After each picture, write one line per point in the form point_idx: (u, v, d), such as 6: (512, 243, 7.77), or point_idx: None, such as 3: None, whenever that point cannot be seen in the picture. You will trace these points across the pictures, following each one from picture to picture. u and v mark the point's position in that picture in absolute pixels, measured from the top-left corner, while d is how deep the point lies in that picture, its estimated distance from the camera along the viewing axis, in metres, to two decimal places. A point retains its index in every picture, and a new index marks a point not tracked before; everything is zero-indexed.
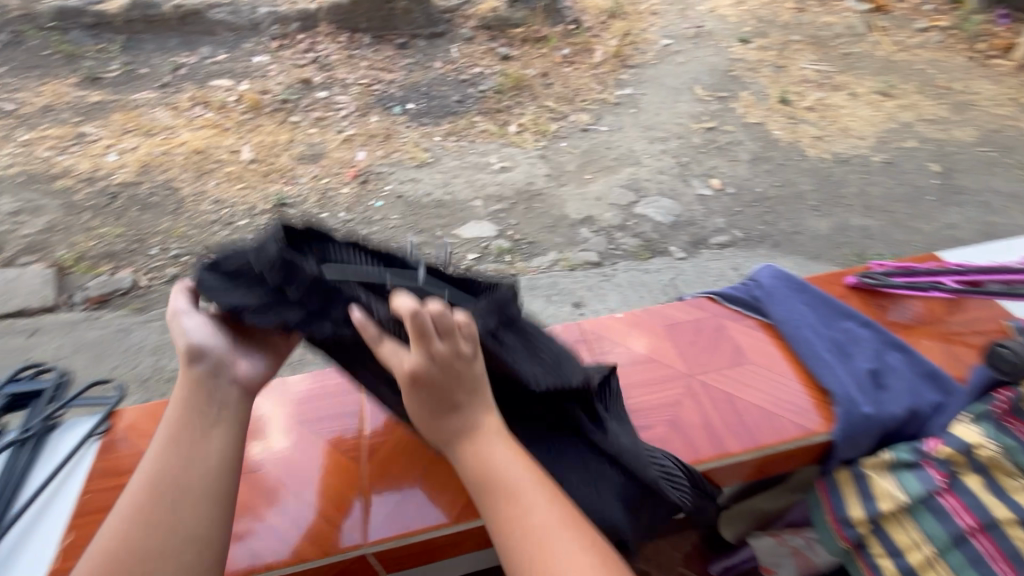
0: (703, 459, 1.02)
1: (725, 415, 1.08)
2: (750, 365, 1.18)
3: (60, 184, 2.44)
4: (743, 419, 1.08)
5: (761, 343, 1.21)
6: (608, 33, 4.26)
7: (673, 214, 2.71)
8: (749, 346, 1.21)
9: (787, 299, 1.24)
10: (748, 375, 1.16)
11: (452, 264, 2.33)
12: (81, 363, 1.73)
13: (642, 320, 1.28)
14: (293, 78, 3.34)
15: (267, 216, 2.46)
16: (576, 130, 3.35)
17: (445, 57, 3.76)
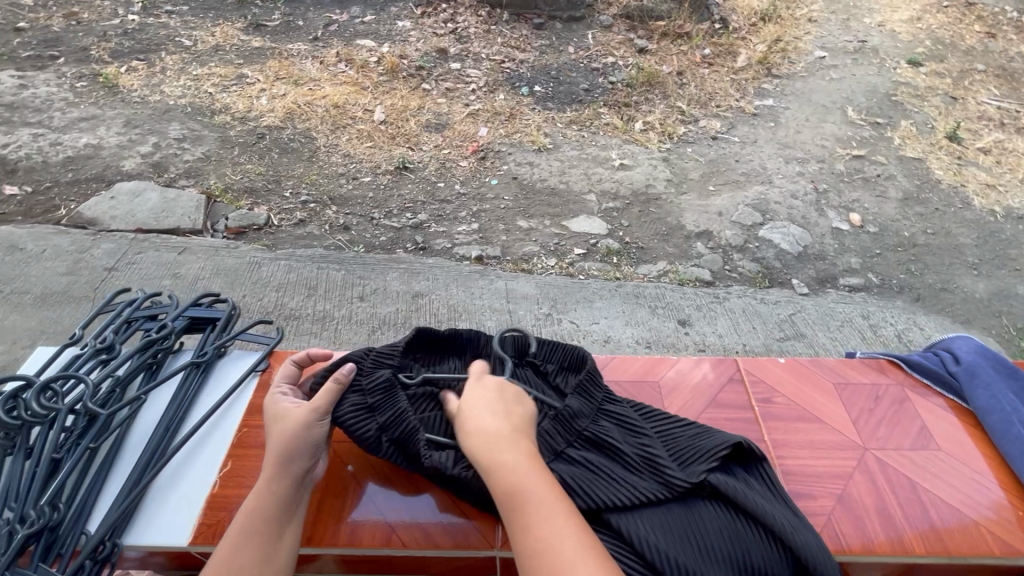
0: (880, 550, 1.02)
1: (907, 503, 1.08)
2: (942, 449, 1.17)
3: (219, 119, 2.66)
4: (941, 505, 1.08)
5: (953, 430, 1.21)
6: (758, 36, 3.90)
7: (802, 244, 2.48)
8: (943, 428, 1.21)
9: (994, 387, 1.22)
10: (929, 462, 1.15)
11: (556, 255, 2.27)
12: (217, 285, 1.90)
13: (812, 376, 1.27)
14: (430, 46, 3.39)
15: (388, 177, 2.55)
16: (704, 136, 3.12)
17: (580, 43, 3.64)
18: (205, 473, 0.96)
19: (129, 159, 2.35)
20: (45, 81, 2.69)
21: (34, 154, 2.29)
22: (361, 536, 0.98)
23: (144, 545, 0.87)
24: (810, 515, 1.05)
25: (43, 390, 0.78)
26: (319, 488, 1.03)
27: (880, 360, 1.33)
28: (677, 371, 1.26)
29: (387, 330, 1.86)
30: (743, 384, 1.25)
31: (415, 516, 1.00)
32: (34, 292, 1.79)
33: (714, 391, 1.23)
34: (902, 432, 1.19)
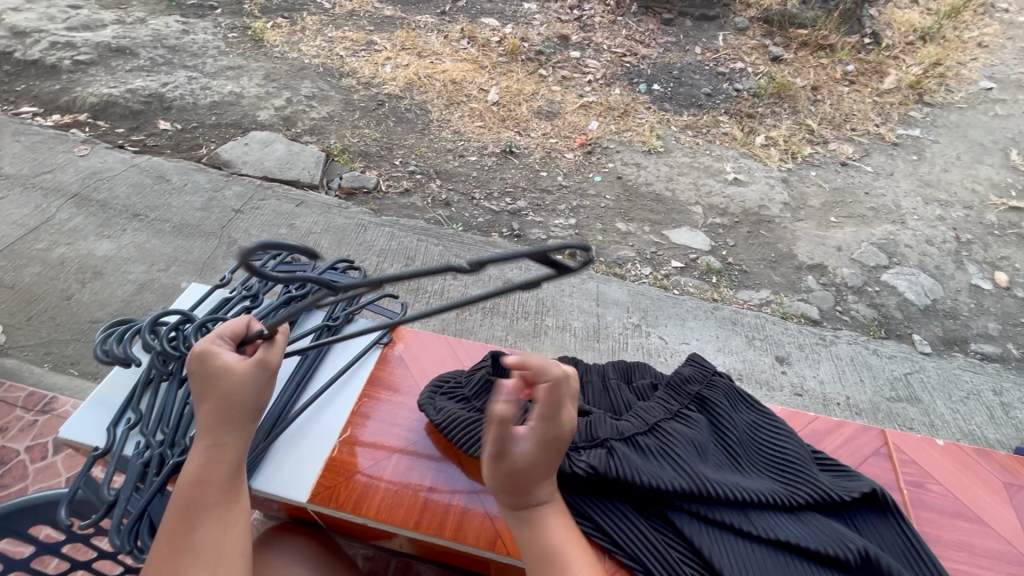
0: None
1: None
2: None
3: (346, 81, 2.78)
4: None
5: None
6: (914, 56, 3.48)
7: (930, 297, 2.22)
8: None
9: None
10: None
11: (652, 265, 2.19)
12: (327, 242, 2.00)
13: (977, 469, 1.09)
14: (553, 32, 3.34)
15: (493, 159, 2.56)
16: (833, 160, 2.86)
17: (709, 44, 3.43)
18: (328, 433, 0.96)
19: (264, 110, 2.52)
20: (203, 29, 2.93)
21: (186, 95, 2.51)
22: (465, 533, 0.87)
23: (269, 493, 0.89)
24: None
25: (201, 328, 0.83)
26: (426, 470, 0.94)
27: None
28: (812, 431, 1.10)
29: (475, 312, 1.88)
30: (890, 457, 1.07)
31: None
32: (173, 222, 1.98)
33: (857, 461, 1.06)
34: None
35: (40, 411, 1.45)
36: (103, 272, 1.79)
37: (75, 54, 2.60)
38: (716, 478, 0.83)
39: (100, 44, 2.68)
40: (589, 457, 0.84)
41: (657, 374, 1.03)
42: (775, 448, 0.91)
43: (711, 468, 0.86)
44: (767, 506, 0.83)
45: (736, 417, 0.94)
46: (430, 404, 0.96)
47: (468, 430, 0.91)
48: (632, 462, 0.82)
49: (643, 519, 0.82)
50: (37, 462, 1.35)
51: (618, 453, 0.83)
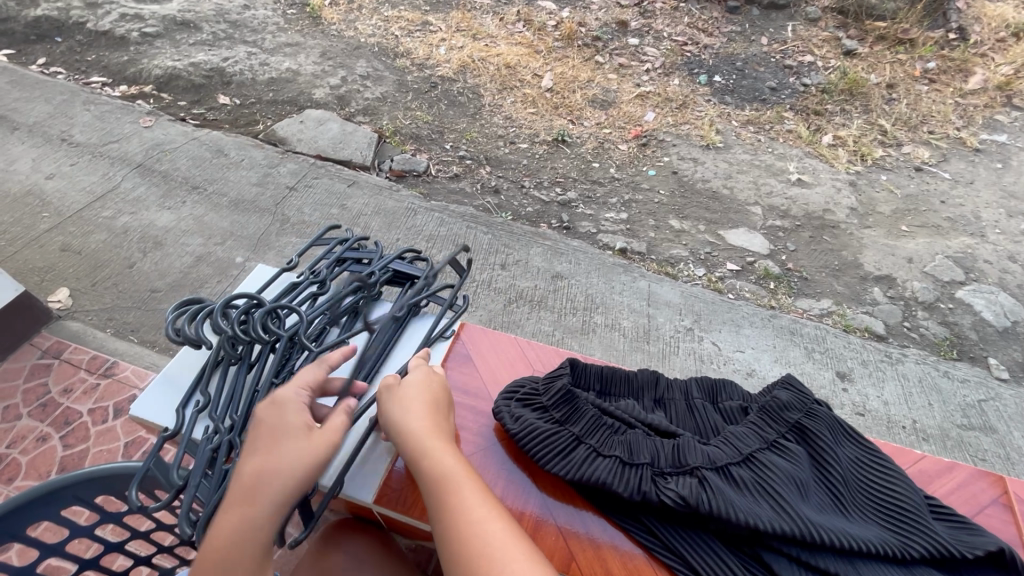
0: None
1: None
2: None
3: (400, 62, 2.76)
4: None
5: None
6: (1004, 55, 3.20)
7: (1010, 318, 2.06)
8: None
9: None
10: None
11: (706, 266, 2.10)
12: (376, 224, 2.00)
13: None
14: (612, 17, 3.22)
15: (545, 147, 2.50)
16: (907, 164, 2.67)
17: (777, 34, 3.24)
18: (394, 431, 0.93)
19: (319, 88, 2.52)
20: (263, 5, 2.96)
21: (246, 70, 2.54)
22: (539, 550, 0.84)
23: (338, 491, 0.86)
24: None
25: (270, 313, 0.80)
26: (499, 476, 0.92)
27: None
28: (920, 472, 1.02)
29: (522, 304, 1.84)
30: (1010, 509, 0.98)
31: (599, 548, 0.84)
32: (230, 197, 2.01)
33: (969, 509, 0.98)
34: None
35: (102, 374, 1.50)
36: (162, 242, 1.84)
37: (143, 26, 2.66)
38: (820, 521, 0.78)
39: (166, 17, 2.73)
40: (678, 486, 0.80)
41: (748, 396, 0.97)
42: (885, 490, 0.85)
43: (813, 509, 0.81)
44: (874, 555, 0.78)
45: (838, 452, 0.88)
46: (507, 412, 0.92)
47: (548, 446, 0.87)
48: (725, 493, 0.79)
49: (735, 558, 0.79)
50: (98, 425, 1.40)
51: (710, 484, 0.79)
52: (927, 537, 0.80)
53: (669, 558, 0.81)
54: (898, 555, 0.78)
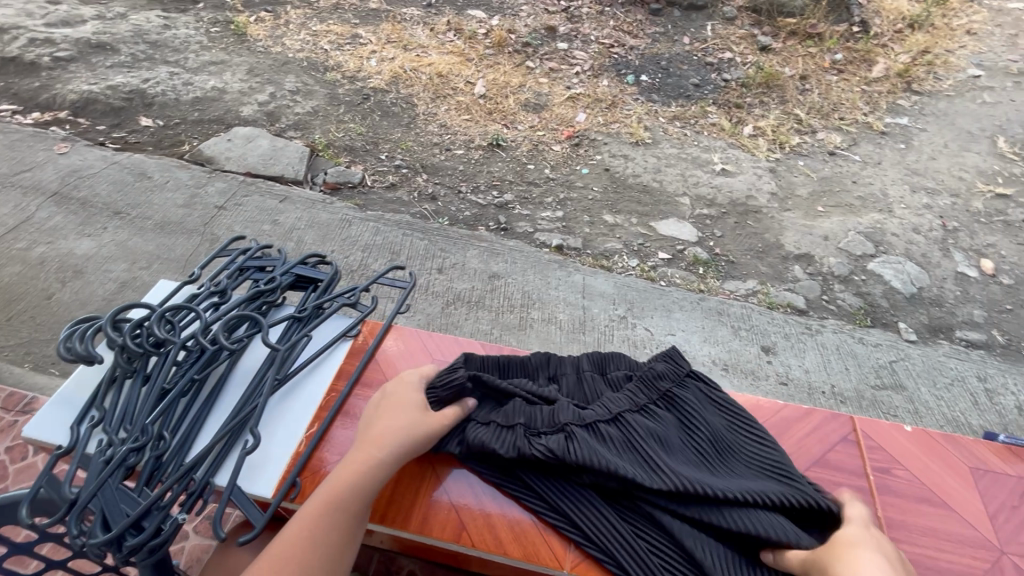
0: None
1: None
2: None
3: (331, 75, 2.75)
4: None
5: None
6: (902, 45, 3.46)
7: (916, 285, 2.23)
8: None
9: None
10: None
11: (639, 256, 2.19)
12: (311, 237, 1.99)
13: (944, 454, 1.09)
14: (540, 24, 3.31)
15: (480, 152, 2.55)
16: (821, 149, 2.85)
17: (697, 34, 3.41)
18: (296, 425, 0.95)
19: (248, 105, 2.50)
20: (184, 24, 2.90)
21: (168, 91, 2.49)
22: (431, 526, 0.94)
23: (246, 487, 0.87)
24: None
25: (162, 320, 0.83)
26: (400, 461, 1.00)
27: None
28: (781, 420, 1.11)
29: (461, 306, 1.88)
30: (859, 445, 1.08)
31: (489, 515, 0.96)
32: (155, 219, 1.96)
33: (824, 448, 1.08)
34: None
35: (20, 411, 1.44)
36: (82, 270, 1.78)
37: (54, 51, 2.56)
38: (681, 471, 0.93)
39: (80, 40, 2.64)
40: (550, 442, 0.93)
41: (632, 365, 1.10)
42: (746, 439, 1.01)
43: (672, 458, 0.96)
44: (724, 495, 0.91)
45: (702, 411, 1.03)
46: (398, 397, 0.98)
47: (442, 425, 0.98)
48: (591, 446, 0.92)
49: (610, 507, 0.93)
50: (17, 462, 1.34)
51: (575, 438, 0.93)
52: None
53: (551, 517, 0.94)
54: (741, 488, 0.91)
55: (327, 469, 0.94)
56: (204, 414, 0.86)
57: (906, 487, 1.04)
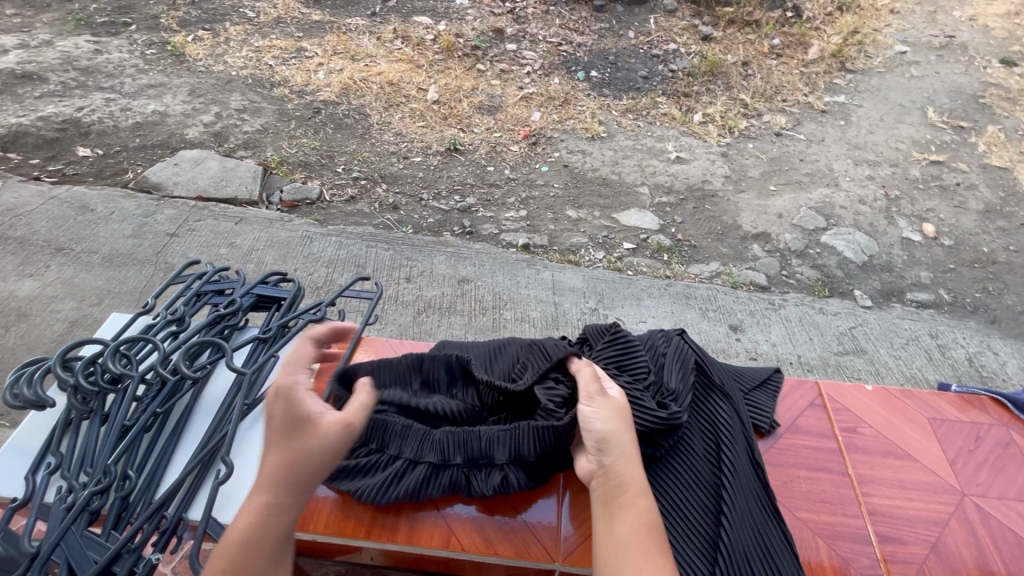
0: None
1: (1009, 557, 0.96)
2: None
3: (277, 91, 2.69)
4: None
5: None
6: (833, 27, 3.63)
7: (866, 253, 2.34)
8: None
9: None
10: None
11: (605, 249, 2.22)
12: (271, 257, 1.94)
13: (905, 409, 1.15)
14: (487, 26, 3.32)
15: (439, 158, 2.53)
16: (768, 131, 2.96)
17: (641, 27, 3.48)
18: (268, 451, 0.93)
19: (192, 127, 2.41)
20: (117, 48, 2.78)
21: (105, 118, 2.38)
22: (418, 534, 0.95)
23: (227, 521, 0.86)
24: (900, 561, 0.94)
25: (116, 354, 0.79)
26: None
27: (988, 398, 1.18)
28: None
29: (432, 313, 1.87)
30: (825, 408, 1.13)
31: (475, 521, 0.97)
32: (102, 252, 1.87)
33: (794, 414, 1.12)
34: (1012, 482, 1.06)
35: None
36: (27, 312, 1.69)
37: None
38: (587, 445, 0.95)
39: (3, 71, 2.49)
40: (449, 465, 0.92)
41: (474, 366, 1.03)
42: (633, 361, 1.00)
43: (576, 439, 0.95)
44: (676, 455, 0.95)
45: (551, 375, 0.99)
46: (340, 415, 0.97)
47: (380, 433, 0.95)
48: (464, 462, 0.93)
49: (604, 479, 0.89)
50: None
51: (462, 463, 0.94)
52: (735, 447, 0.95)
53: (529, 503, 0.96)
54: (718, 471, 0.93)
55: None
56: (170, 448, 0.82)
57: (872, 444, 1.09)
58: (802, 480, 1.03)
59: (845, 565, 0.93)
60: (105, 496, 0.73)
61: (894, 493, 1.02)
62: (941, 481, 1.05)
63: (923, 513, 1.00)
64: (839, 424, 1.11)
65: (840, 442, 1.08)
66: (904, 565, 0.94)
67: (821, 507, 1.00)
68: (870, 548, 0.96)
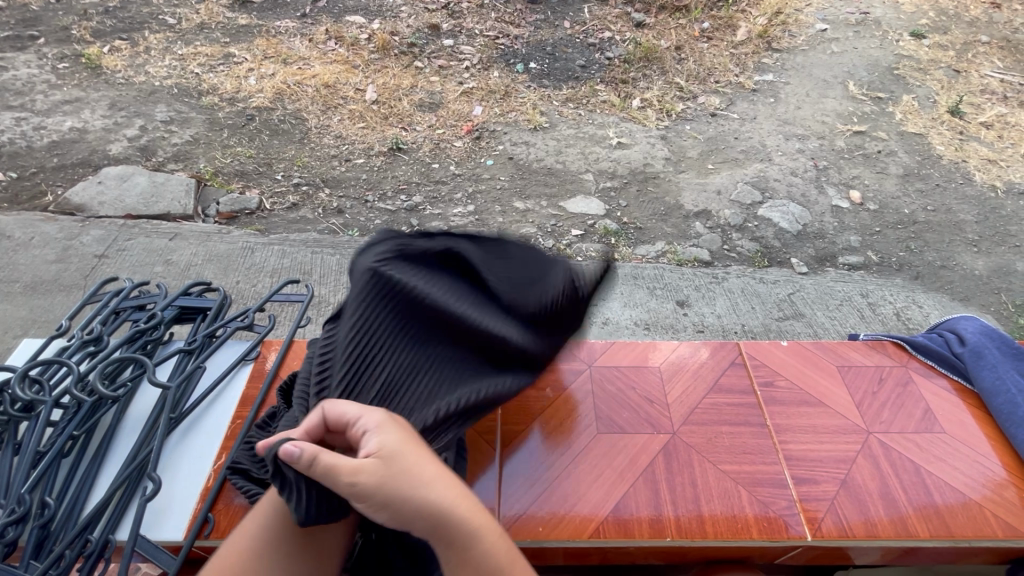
0: (883, 536, 0.97)
1: (910, 486, 1.04)
2: (953, 434, 1.12)
3: (206, 100, 2.59)
4: (953, 488, 1.04)
5: (956, 411, 1.16)
6: (758, 9, 3.77)
7: (800, 223, 2.46)
8: (954, 412, 1.16)
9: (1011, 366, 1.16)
10: (932, 445, 1.10)
11: (553, 237, 2.25)
12: (210, 271, 1.89)
13: (817, 359, 1.23)
14: (423, 23, 3.28)
15: (381, 159, 2.50)
16: (703, 113, 3.05)
17: (576, 17, 3.52)
18: (201, 463, 0.93)
19: (115, 143, 2.29)
20: (25, 63, 2.61)
21: (17, 139, 2.26)
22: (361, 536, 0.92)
23: (161, 541, 0.85)
24: (814, 500, 1.01)
25: (25, 379, 0.77)
26: None
27: (891, 342, 1.27)
28: (678, 355, 1.22)
29: None
30: (745, 366, 1.20)
31: None
32: (24, 281, 1.78)
33: (717, 375, 1.18)
34: (914, 416, 1.14)
35: None
36: None
37: None
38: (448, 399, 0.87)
39: None
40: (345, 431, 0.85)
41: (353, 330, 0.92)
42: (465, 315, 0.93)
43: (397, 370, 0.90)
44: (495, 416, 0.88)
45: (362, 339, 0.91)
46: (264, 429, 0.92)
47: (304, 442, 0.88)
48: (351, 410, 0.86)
49: None
50: None
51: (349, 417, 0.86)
52: None
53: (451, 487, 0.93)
54: None
55: (238, 501, 0.90)
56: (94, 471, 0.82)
57: (790, 395, 1.16)
58: (725, 436, 1.09)
59: (765, 510, 0.99)
60: (21, 526, 0.70)
61: (810, 439, 1.09)
62: (851, 422, 1.12)
63: (834, 453, 1.07)
64: (759, 379, 1.18)
65: (759, 396, 1.15)
66: (819, 503, 1.00)
67: (740, 456, 1.06)
68: (787, 492, 1.02)
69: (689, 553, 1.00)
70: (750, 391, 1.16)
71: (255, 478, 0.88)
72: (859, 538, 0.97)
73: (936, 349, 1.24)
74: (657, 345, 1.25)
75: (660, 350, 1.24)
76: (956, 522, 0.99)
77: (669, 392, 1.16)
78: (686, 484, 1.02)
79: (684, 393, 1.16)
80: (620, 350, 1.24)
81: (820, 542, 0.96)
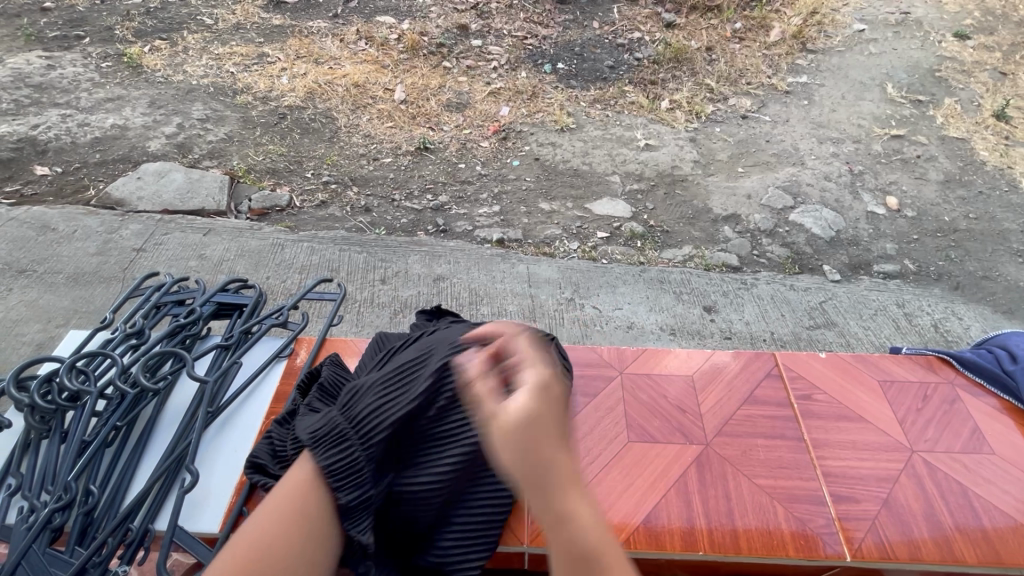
0: (926, 560, 0.93)
1: (955, 509, 1.00)
2: (1002, 456, 1.07)
3: (240, 98, 2.65)
4: (1003, 513, 0.99)
5: (1004, 431, 1.11)
6: (793, 8, 3.68)
7: (834, 229, 2.39)
8: (1002, 431, 1.11)
9: None
10: (980, 466, 1.06)
11: (579, 238, 2.23)
12: (242, 266, 1.94)
13: (856, 373, 1.19)
14: (452, 23, 3.30)
15: (409, 158, 2.52)
16: (733, 114, 3.00)
17: (605, 17, 3.49)
18: (236, 457, 0.95)
19: (154, 140, 2.37)
20: (71, 62, 2.72)
21: (63, 135, 2.35)
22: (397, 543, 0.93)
23: (198, 532, 0.87)
24: (853, 519, 0.98)
25: (72, 370, 0.80)
26: None
27: (935, 357, 1.23)
28: (711, 364, 1.20)
29: (409, 313, 1.89)
30: (780, 377, 1.17)
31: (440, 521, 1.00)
32: (67, 272, 1.86)
33: (751, 386, 1.16)
34: (960, 436, 1.10)
35: None
36: None
37: None
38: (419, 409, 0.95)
39: None
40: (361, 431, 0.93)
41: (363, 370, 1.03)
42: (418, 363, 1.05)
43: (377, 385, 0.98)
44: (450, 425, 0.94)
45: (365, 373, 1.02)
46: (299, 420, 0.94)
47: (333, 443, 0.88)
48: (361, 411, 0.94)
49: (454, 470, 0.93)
50: None
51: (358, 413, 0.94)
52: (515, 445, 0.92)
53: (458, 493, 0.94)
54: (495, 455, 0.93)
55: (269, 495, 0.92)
56: (136, 460, 0.85)
57: (827, 408, 1.13)
58: (759, 449, 1.07)
59: (801, 526, 0.97)
60: (67, 512, 0.74)
61: (848, 455, 1.06)
62: (895, 441, 1.09)
63: (876, 472, 1.04)
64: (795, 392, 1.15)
65: (795, 408, 1.12)
66: (860, 524, 0.97)
67: (776, 470, 1.04)
68: (824, 509, 0.99)
69: (720, 566, 0.98)
70: (786, 404, 1.13)
71: (273, 475, 0.90)
72: (901, 560, 0.93)
73: (984, 366, 1.19)
74: (689, 353, 1.23)
75: (691, 357, 1.22)
76: (1006, 548, 0.95)
77: (703, 402, 1.14)
78: (720, 496, 1.00)
79: (718, 403, 1.13)
80: (650, 356, 1.22)
81: (857, 562, 0.93)
